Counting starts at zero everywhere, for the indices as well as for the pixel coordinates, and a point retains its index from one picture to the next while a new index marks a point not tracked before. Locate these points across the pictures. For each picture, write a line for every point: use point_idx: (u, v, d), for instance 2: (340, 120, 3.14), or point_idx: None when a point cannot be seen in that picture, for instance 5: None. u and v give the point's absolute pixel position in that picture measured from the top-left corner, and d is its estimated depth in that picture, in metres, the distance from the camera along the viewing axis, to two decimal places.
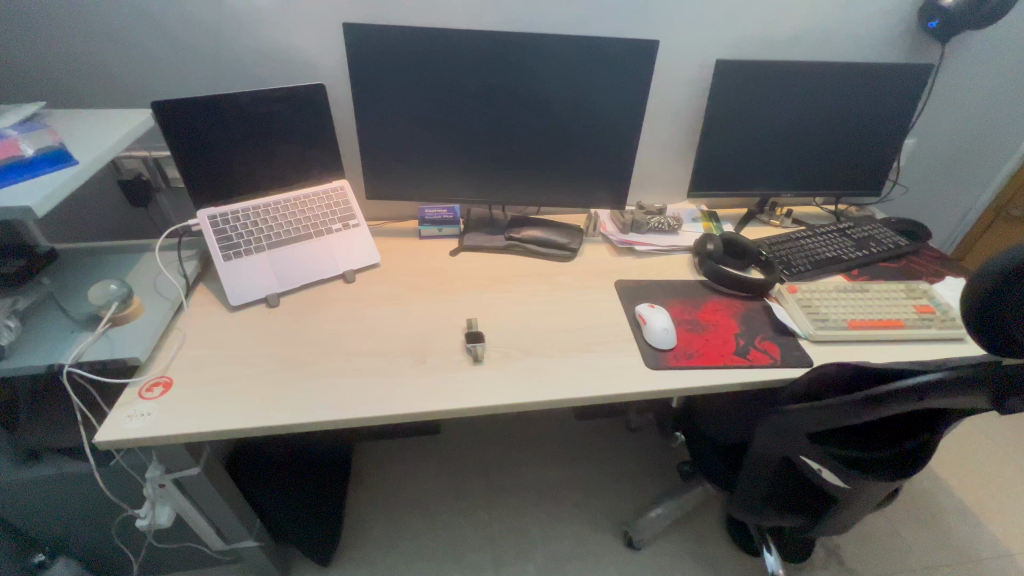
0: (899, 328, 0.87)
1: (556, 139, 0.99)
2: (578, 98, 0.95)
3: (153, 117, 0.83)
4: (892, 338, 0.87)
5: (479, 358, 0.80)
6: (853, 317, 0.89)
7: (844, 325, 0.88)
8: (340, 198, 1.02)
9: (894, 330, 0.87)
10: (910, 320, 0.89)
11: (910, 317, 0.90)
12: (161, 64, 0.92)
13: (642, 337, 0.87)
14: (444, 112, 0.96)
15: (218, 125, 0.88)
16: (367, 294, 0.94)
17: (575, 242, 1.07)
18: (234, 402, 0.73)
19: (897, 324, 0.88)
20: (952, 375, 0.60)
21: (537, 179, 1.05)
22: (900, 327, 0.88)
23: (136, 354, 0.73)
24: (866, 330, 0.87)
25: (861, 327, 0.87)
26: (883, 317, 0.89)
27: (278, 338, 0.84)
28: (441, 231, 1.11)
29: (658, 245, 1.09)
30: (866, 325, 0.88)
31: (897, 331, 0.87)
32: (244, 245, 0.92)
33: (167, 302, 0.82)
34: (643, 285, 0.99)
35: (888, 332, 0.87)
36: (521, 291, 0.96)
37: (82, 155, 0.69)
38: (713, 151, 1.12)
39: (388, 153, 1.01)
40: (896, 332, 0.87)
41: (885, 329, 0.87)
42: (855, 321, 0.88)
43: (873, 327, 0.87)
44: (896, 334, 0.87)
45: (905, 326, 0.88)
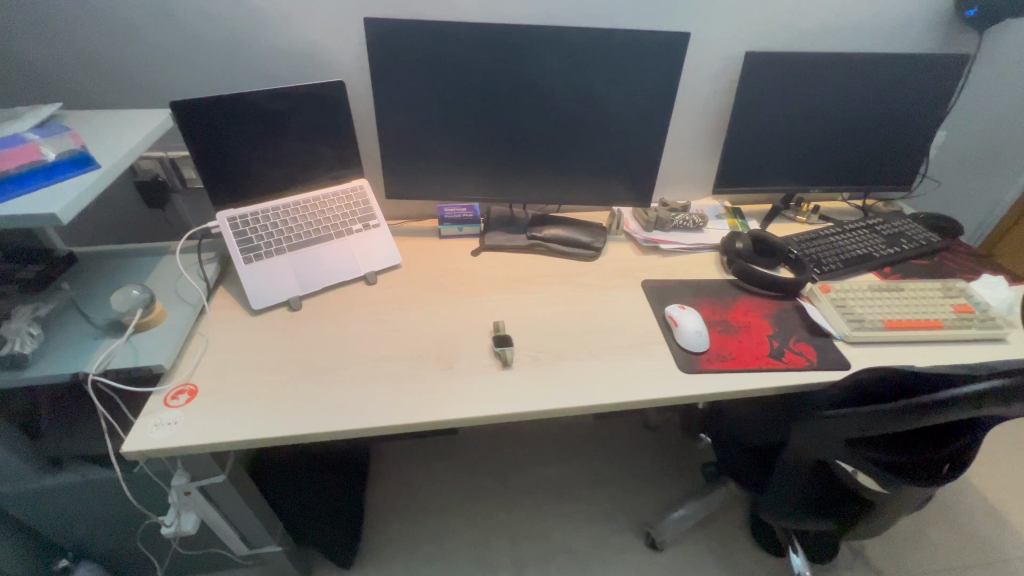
0: (938, 329, 0.85)
1: (582, 136, 0.97)
2: (605, 94, 0.92)
3: (172, 118, 0.81)
4: (932, 339, 0.85)
5: (509, 362, 0.79)
6: (891, 317, 0.87)
7: (883, 326, 0.85)
8: (359, 198, 1.00)
9: (932, 331, 0.85)
10: (949, 320, 0.87)
11: (949, 317, 0.87)
12: (178, 62, 0.90)
13: (673, 339, 0.85)
14: (467, 109, 0.93)
15: (237, 125, 0.86)
16: (390, 296, 0.92)
17: (599, 241, 1.05)
18: (261, 410, 0.71)
19: (936, 325, 0.85)
20: (997, 385, 0.59)
21: (561, 176, 1.02)
22: (939, 328, 0.85)
23: (161, 361, 0.71)
24: (905, 331, 0.85)
25: (899, 328, 0.85)
26: (921, 318, 0.87)
27: (302, 342, 0.82)
28: (461, 230, 1.09)
29: (683, 244, 1.07)
30: (905, 326, 0.85)
31: (935, 332, 0.85)
32: (264, 247, 0.90)
33: (190, 307, 0.80)
34: (670, 285, 0.97)
35: (927, 333, 0.85)
36: (546, 292, 0.94)
37: (105, 159, 0.67)
38: (740, 146, 1.09)
39: (409, 152, 0.99)
40: (935, 333, 0.85)
41: (924, 330, 0.85)
42: (894, 322, 0.86)
43: (912, 328, 0.85)
44: (936, 335, 0.85)
45: (945, 327, 0.85)
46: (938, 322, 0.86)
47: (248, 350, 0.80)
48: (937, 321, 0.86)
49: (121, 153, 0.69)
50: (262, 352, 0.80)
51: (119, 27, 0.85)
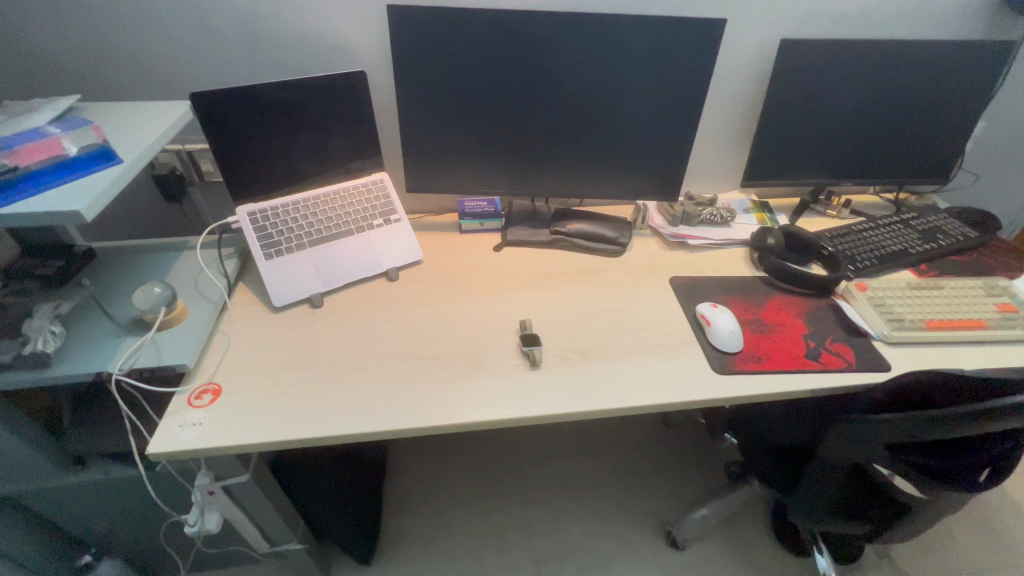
0: (980, 328, 0.82)
1: (610, 127, 0.94)
2: (635, 84, 0.89)
3: (192, 110, 0.79)
4: (974, 340, 0.82)
5: (537, 362, 0.76)
6: (932, 316, 0.84)
7: (923, 326, 0.82)
8: (380, 191, 0.98)
9: (975, 330, 0.82)
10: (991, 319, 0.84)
11: (991, 316, 0.84)
12: (196, 51, 0.88)
13: (705, 338, 0.82)
14: (491, 100, 0.90)
15: (258, 117, 0.83)
16: (413, 293, 0.90)
17: (624, 236, 1.02)
18: (287, 410, 0.70)
19: (978, 324, 0.83)
20: None
21: (587, 169, 0.99)
22: (980, 327, 0.82)
23: (185, 360, 0.70)
24: (946, 331, 0.82)
25: (940, 327, 0.82)
26: (962, 316, 0.84)
27: (326, 341, 0.80)
28: (482, 225, 1.06)
29: (711, 239, 1.03)
30: (945, 325, 0.82)
31: (978, 331, 0.82)
32: (285, 243, 0.88)
33: (212, 304, 0.79)
34: (699, 282, 0.94)
35: (969, 333, 0.82)
36: (572, 289, 0.91)
37: (128, 152, 0.65)
38: (772, 137, 1.05)
39: (431, 144, 0.96)
40: (977, 333, 0.82)
41: (965, 329, 0.82)
42: (935, 322, 0.83)
43: (954, 327, 0.82)
44: (978, 334, 0.82)
45: (987, 326, 0.82)
46: (980, 321, 0.83)
47: (271, 348, 0.78)
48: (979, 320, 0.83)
49: (143, 146, 0.67)
50: (286, 350, 0.78)
51: (135, 15, 0.83)
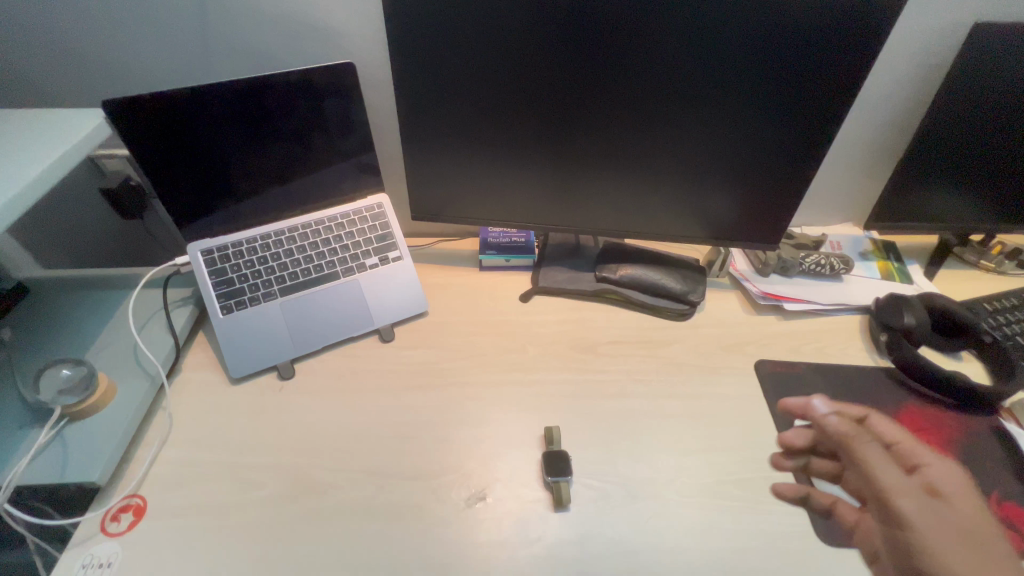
0: (941, 503, 0.53)
1: (686, 150, 0.67)
2: (740, 95, 0.61)
3: (112, 122, 0.58)
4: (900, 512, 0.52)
5: (566, 501, 0.55)
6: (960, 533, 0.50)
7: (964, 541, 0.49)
8: (376, 219, 0.76)
9: (919, 489, 0.54)
10: (825, 416, 0.63)
11: (822, 408, 0.64)
12: (136, 33, 0.65)
13: (808, 476, 0.58)
14: (522, 108, 0.65)
15: (204, 128, 0.63)
16: (410, 362, 0.70)
17: (696, 292, 0.76)
18: (224, 549, 0.52)
19: (906, 481, 0.55)
20: None
21: (650, 202, 0.73)
22: (902, 484, 0.54)
23: (95, 474, 0.53)
24: (911, 529, 0.51)
25: (886, 484, 0.54)
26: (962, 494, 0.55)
27: (289, 435, 0.62)
28: (508, 262, 0.83)
29: (816, 303, 0.76)
30: (893, 494, 0.53)
31: (925, 484, 0.54)
32: (249, 291, 0.68)
33: (147, 381, 0.61)
34: (796, 372, 0.69)
35: (947, 504, 0.53)
36: (620, 373, 0.68)
37: None
38: (920, 164, 0.75)
39: (447, 162, 0.72)
40: (868, 446, 0.59)
41: (960, 514, 0.52)
42: (962, 536, 0.50)
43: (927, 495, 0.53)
44: (939, 485, 0.54)
45: (863, 436, 0.60)
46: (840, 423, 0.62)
47: (221, 442, 0.61)
48: (865, 422, 0.62)
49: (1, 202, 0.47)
50: (238, 447, 0.60)
51: None
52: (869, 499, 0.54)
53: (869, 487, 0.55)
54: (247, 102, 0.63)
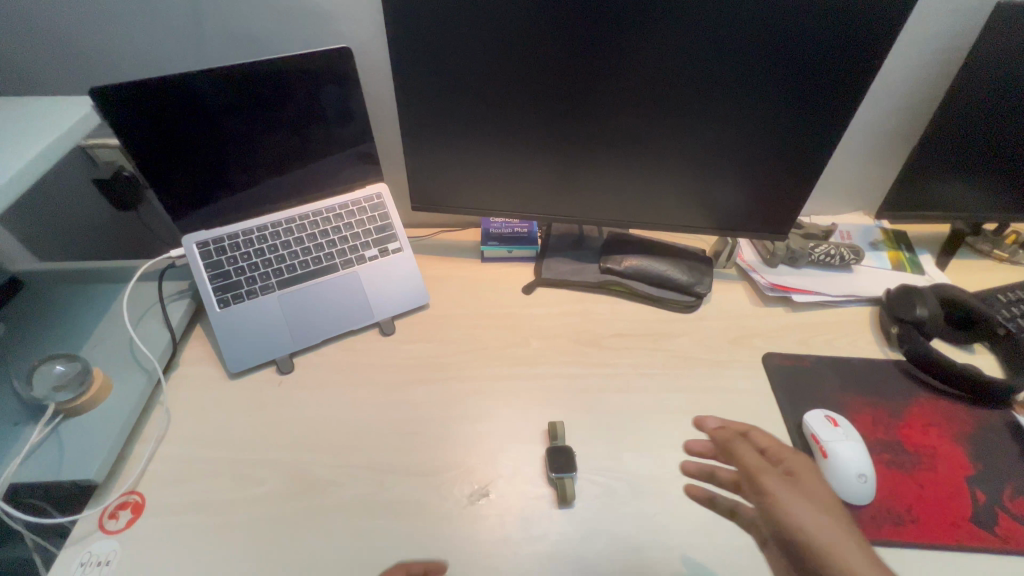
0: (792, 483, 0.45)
1: (695, 137, 0.65)
2: (751, 79, 0.59)
3: (100, 109, 0.56)
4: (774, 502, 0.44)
5: (570, 498, 0.54)
6: (819, 520, 0.42)
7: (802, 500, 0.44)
8: (376, 210, 0.74)
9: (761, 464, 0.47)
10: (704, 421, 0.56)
11: (712, 421, 0.55)
12: (125, 18, 0.63)
13: None
14: (524, 93, 0.63)
15: (196, 117, 0.61)
16: (411, 356, 0.69)
17: (702, 284, 0.74)
18: (224, 547, 0.52)
19: (765, 466, 0.47)
20: None
21: (656, 191, 0.71)
22: (767, 469, 0.47)
23: (92, 471, 0.52)
24: (786, 511, 0.43)
25: (763, 466, 0.47)
26: (818, 480, 0.46)
27: (289, 431, 0.61)
28: (511, 253, 0.81)
29: (825, 294, 0.75)
30: (766, 484, 0.45)
31: (796, 476, 0.46)
32: (246, 284, 0.67)
33: (144, 376, 0.60)
34: (805, 366, 0.67)
35: (805, 487, 0.45)
36: (625, 366, 0.67)
37: None
38: (935, 152, 0.72)
39: (447, 151, 0.70)
40: (742, 446, 0.50)
41: (799, 491, 0.45)
42: (829, 508, 0.43)
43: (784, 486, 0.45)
44: (800, 471, 0.47)
45: (736, 436, 0.51)
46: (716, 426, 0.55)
47: (219, 438, 0.60)
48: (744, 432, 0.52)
49: None
50: (237, 443, 0.59)
51: None
52: (753, 488, 0.46)
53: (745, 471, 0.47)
54: (240, 89, 0.61)
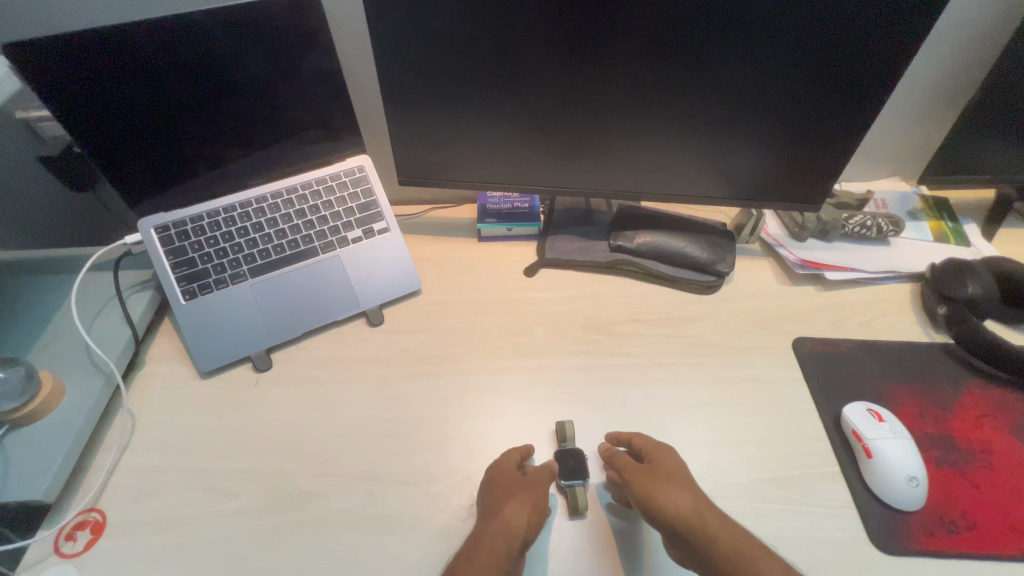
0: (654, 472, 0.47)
1: (717, 92, 0.56)
2: (788, 20, 0.49)
3: (18, 71, 0.48)
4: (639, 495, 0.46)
5: (582, 508, 0.48)
6: (672, 495, 0.45)
7: (663, 484, 0.46)
8: (358, 186, 0.66)
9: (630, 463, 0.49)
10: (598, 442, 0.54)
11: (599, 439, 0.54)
12: None
13: (859, 473, 0.51)
14: (519, 44, 0.54)
15: (138, 80, 0.52)
16: (401, 348, 0.62)
17: (725, 261, 0.67)
18: (193, 571, 0.46)
19: (630, 464, 0.48)
20: None
21: (672, 157, 0.63)
22: (631, 465, 0.48)
23: (40, 489, 0.46)
24: (654, 500, 0.45)
25: (633, 467, 0.48)
26: (675, 462, 0.49)
27: (266, 436, 0.54)
28: (511, 231, 0.73)
29: (860, 271, 0.67)
30: (636, 478, 0.47)
31: (657, 462, 0.48)
32: (215, 272, 0.59)
33: (101, 380, 0.54)
34: (841, 352, 0.60)
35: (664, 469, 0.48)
36: (639, 356, 0.60)
37: None
38: (988, 112, 0.64)
39: (435, 117, 0.62)
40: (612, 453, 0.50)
41: (663, 479, 0.46)
42: (683, 483, 0.47)
43: (650, 479, 0.46)
44: (662, 456, 0.49)
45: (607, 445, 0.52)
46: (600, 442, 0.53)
47: (188, 446, 0.53)
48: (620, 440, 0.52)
49: None
50: (208, 452, 0.53)
51: None
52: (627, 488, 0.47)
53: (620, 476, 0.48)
54: (187, 45, 0.52)
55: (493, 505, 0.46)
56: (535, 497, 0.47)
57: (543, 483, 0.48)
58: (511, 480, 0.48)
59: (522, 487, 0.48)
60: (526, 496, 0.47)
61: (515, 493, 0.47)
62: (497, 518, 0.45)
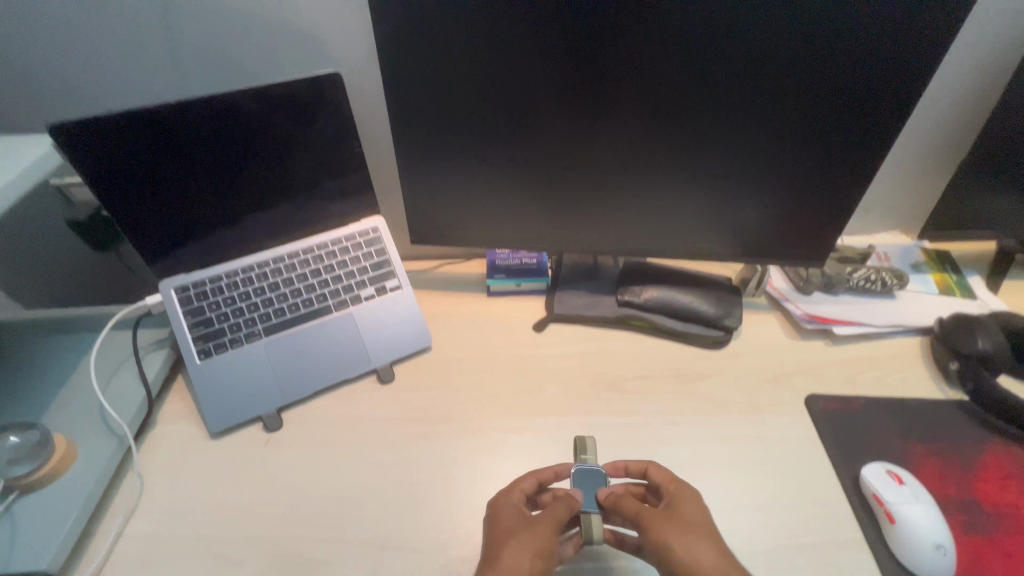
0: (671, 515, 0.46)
1: (718, 156, 0.59)
2: (781, 92, 0.53)
3: (65, 148, 0.52)
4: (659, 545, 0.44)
5: (596, 539, 0.48)
6: (691, 547, 0.44)
7: (684, 532, 0.45)
8: (372, 244, 0.69)
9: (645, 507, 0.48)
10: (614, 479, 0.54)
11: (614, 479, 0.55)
12: (103, 53, 0.59)
13: (882, 539, 0.49)
14: (530, 115, 0.58)
15: (173, 153, 0.56)
16: (411, 406, 0.62)
17: (732, 316, 0.67)
18: None
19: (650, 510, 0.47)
20: None
21: (678, 216, 0.65)
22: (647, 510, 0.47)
23: (46, 557, 0.45)
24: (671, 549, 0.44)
25: (649, 511, 0.47)
26: (696, 506, 0.48)
27: (274, 499, 0.54)
28: (520, 286, 0.75)
29: (868, 325, 0.68)
30: (655, 522, 0.46)
31: (679, 507, 0.47)
32: (231, 332, 0.61)
33: (114, 441, 0.54)
34: (855, 408, 0.60)
35: (682, 513, 0.47)
36: (650, 413, 0.60)
37: None
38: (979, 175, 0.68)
39: (448, 182, 0.65)
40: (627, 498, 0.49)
41: (680, 526, 0.45)
42: (705, 532, 0.45)
43: (666, 522, 0.46)
44: (683, 500, 0.48)
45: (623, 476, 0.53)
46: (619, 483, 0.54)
47: (196, 510, 0.53)
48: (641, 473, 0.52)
49: None
50: (215, 516, 0.52)
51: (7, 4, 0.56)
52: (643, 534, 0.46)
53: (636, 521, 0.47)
54: (219, 118, 0.56)
55: (492, 551, 0.45)
56: (539, 541, 0.45)
57: (541, 525, 0.46)
58: (517, 520, 0.47)
59: (530, 528, 0.46)
60: (530, 541, 0.45)
61: (516, 533, 0.46)
62: (495, 566, 0.44)
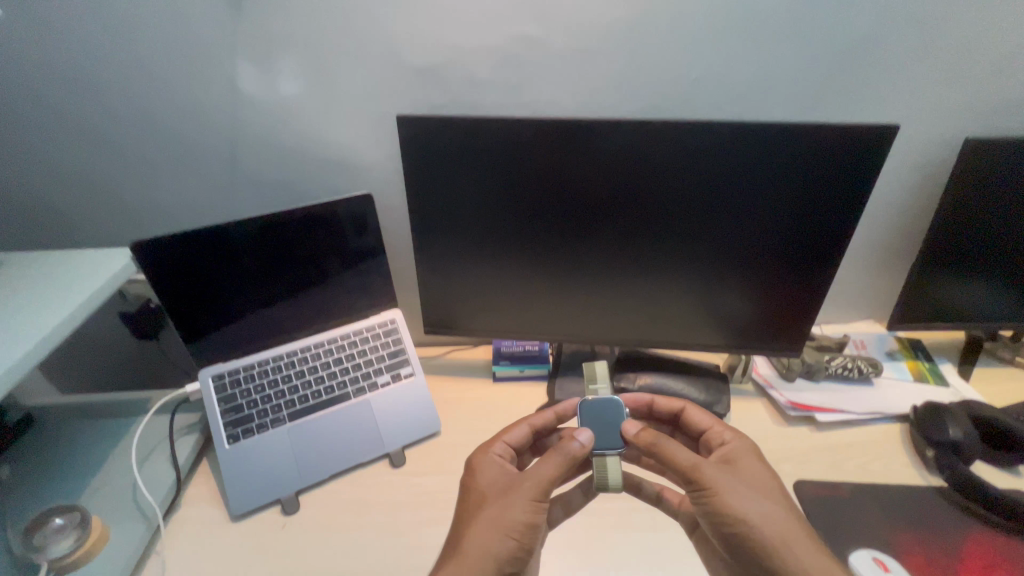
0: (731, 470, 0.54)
1: (696, 265, 0.67)
2: (745, 215, 0.62)
3: (138, 261, 0.61)
4: (724, 500, 0.51)
5: (612, 482, 0.54)
6: (767, 514, 0.51)
7: (750, 490, 0.52)
8: (390, 334, 0.76)
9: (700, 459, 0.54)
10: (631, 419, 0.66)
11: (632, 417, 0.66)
12: (173, 177, 0.71)
13: None
14: (532, 231, 0.66)
15: (226, 261, 0.65)
16: (421, 490, 0.66)
17: (720, 402, 0.73)
18: None
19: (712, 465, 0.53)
20: None
21: (665, 313, 0.72)
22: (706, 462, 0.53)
23: None
24: (733, 504, 0.51)
25: (711, 466, 0.53)
26: (752, 464, 0.56)
27: None
28: (523, 372, 0.81)
29: (849, 411, 0.72)
30: (721, 481, 0.52)
31: (741, 470, 0.55)
32: (258, 417, 0.66)
33: (144, 524, 0.58)
34: (841, 494, 0.63)
35: (739, 470, 0.55)
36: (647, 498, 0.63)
37: None
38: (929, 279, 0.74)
39: (459, 281, 0.73)
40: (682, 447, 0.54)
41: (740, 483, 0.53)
42: (767, 492, 0.53)
43: (728, 478, 0.53)
44: (747, 464, 0.56)
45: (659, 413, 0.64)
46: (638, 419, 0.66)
47: None
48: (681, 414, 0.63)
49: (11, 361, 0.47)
50: None
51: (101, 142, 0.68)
52: (699, 483, 0.52)
53: (690, 470, 0.53)
54: (267, 232, 0.66)
55: (461, 530, 0.52)
56: (516, 505, 0.52)
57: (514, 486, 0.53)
58: (490, 488, 0.55)
59: (497, 500, 0.53)
60: (497, 516, 0.52)
61: (494, 498, 0.53)
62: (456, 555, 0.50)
